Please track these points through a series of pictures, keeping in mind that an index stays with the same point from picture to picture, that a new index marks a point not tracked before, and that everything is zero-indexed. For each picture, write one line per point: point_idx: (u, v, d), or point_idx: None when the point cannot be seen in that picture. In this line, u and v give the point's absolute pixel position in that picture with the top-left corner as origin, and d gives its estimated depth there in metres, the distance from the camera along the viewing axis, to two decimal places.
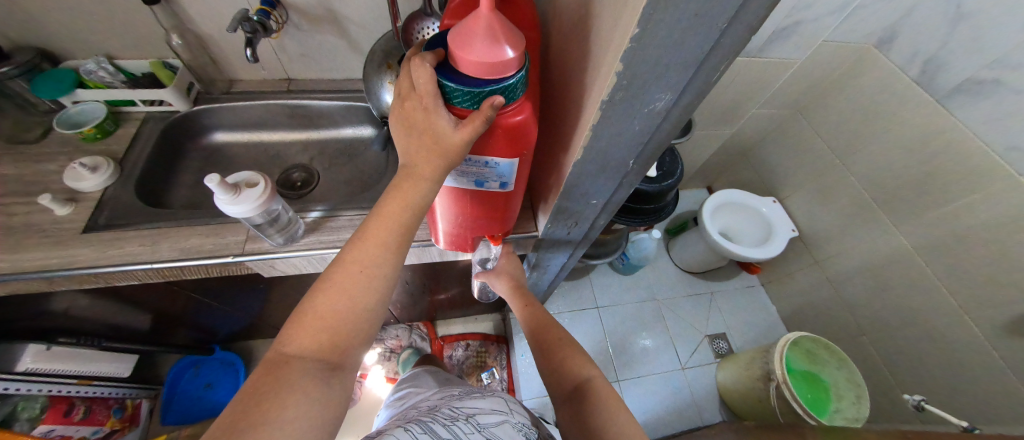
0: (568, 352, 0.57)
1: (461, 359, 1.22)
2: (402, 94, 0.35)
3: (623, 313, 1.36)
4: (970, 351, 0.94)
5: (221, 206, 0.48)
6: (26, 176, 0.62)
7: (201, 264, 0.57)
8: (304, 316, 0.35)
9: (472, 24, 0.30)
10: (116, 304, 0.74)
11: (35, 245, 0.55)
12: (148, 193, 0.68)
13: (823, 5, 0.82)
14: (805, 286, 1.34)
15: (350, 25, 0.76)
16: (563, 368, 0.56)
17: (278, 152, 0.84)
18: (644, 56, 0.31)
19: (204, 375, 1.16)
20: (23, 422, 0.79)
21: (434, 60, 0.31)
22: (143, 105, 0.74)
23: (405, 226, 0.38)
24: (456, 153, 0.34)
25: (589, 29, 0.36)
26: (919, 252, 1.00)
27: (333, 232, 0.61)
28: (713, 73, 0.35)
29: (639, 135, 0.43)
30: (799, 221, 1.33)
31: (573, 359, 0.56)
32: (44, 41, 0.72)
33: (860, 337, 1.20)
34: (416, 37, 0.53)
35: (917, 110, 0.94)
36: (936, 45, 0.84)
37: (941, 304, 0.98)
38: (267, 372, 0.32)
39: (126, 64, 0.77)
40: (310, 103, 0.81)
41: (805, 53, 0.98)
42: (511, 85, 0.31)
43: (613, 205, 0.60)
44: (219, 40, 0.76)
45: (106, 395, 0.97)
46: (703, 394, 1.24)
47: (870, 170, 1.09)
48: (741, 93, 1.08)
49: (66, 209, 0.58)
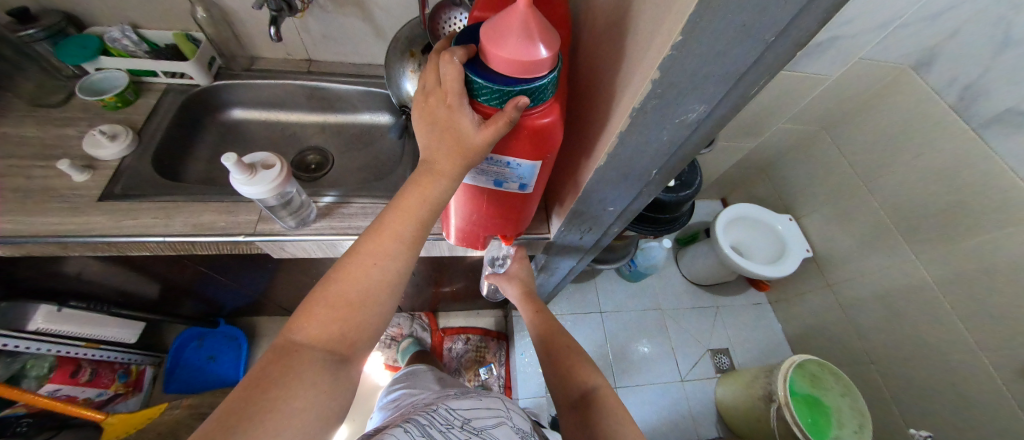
0: (573, 361, 0.56)
1: (460, 352, 1.23)
2: (426, 88, 0.33)
3: (626, 320, 1.35)
4: (980, 389, 0.91)
5: (236, 185, 0.48)
6: (47, 139, 0.63)
7: (212, 241, 0.57)
8: (314, 304, 0.35)
9: (507, 20, 0.29)
10: (127, 272, 0.75)
11: (52, 209, 0.56)
12: (165, 165, 0.69)
13: (864, 21, 0.79)
14: (815, 308, 1.31)
15: (374, 9, 0.74)
16: (568, 376, 0.55)
17: (294, 132, 0.84)
18: (683, 65, 0.30)
19: (207, 347, 1.18)
20: (30, 380, 0.82)
21: (464, 55, 0.30)
22: (165, 77, 0.74)
23: (421, 221, 0.37)
24: (478, 154, 0.33)
25: (625, 32, 0.35)
26: (939, 285, 0.97)
27: (345, 219, 0.60)
28: (753, 87, 0.33)
29: (666, 145, 0.42)
30: (814, 241, 1.30)
31: (579, 368, 0.55)
32: (70, 6, 0.72)
33: (867, 365, 1.17)
34: (443, 28, 0.52)
35: (951, 137, 0.91)
36: (978, 71, 0.81)
37: (956, 339, 0.95)
38: (276, 358, 0.32)
39: (150, 34, 0.77)
40: (329, 85, 0.80)
41: (839, 70, 0.94)
42: (541, 86, 0.30)
43: (629, 213, 0.58)
44: (243, 17, 0.75)
45: (112, 359, 0.99)
46: (700, 408, 1.23)
47: (895, 196, 1.05)
48: (768, 107, 1.05)
49: (84, 175, 0.59)
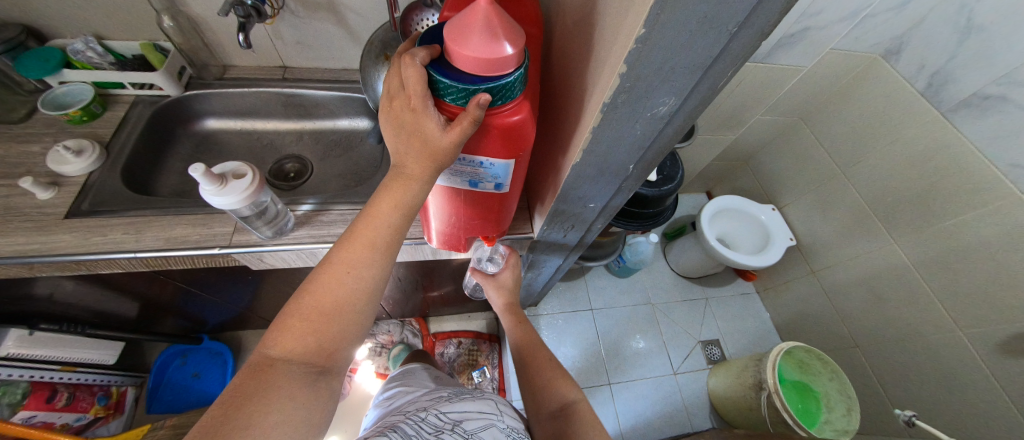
0: (554, 375, 0.60)
1: (452, 356, 1.22)
2: (390, 92, 0.33)
3: (617, 316, 1.36)
4: (960, 366, 0.94)
5: (206, 196, 0.46)
6: (9, 157, 0.61)
7: (186, 255, 0.55)
8: (289, 317, 0.34)
9: (469, 19, 0.28)
10: (101, 291, 0.72)
11: (15, 228, 0.54)
12: (136, 179, 0.67)
13: (834, 12, 0.80)
14: (801, 296, 1.33)
15: (347, 13, 0.73)
16: (547, 387, 0.58)
17: (272, 140, 0.82)
18: (648, 59, 0.30)
19: (192, 364, 1.15)
20: (2, 408, 0.77)
21: (427, 56, 0.30)
22: (133, 88, 0.72)
23: (395, 226, 0.37)
24: (447, 156, 0.32)
25: (593, 27, 0.34)
26: (917, 267, 1.00)
27: (324, 227, 0.59)
28: (720, 78, 0.33)
29: (640, 139, 0.42)
30: (797, 230, 1.32)
31: (559, 381, 0.59)
32: (29, 18, 0.69)
33: (852, 349, 1.20)
34: (415, 29, 0.51)
35: (921, 122, 0.94)
36: (944, 57, 0.84)
37: (936, 319, 0.97)
38: (251, 375, 0.31)
39: (116, 46, 0.74)
40: (305, 92, 0.79)
41: (812, 61, 0.96)
42: (508, 83, 0.30)
43: (611, 209, 0.59)
44: (212, 25, 0.74)
45: (90, 382, 0.96)
46: (693, 400, 1.24)
47: (871, 182, 1.08)
48: (746, 99, 1.07)
49: (48, 193, 0.57)
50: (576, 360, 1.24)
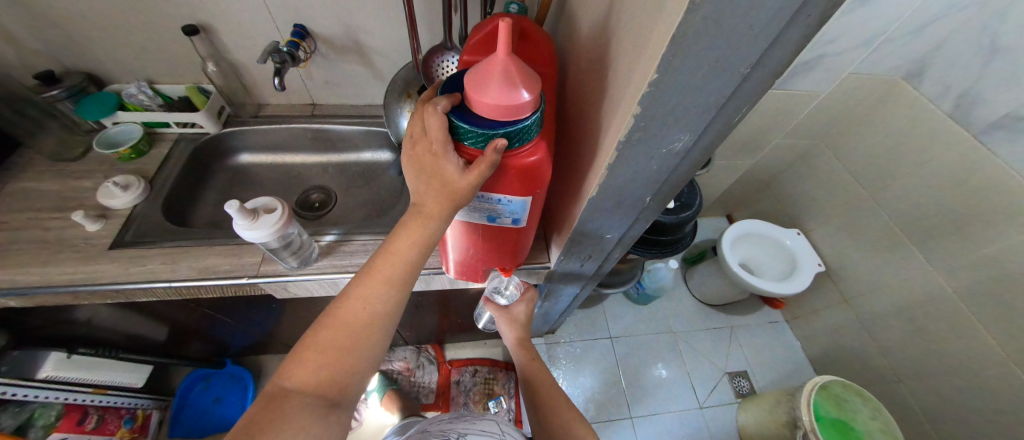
0: (573, 416, 0.57)
1: (468, 385, 1.20)
2: (412, 136, 0.34)
3: (636, 344, 1.31)
4: (1020, 408, 0.86)
5: (239, 230, 0.49)
6: (65, 192, 0.66)
7: (217, 284, 0.58)
8: (305, 349, 0.35)
9: (488, 69, 0.30)
10: (137, 317, 0.76)
11: (65, 259, 0.57)
12: (174, 211, 0.71)
13: (849, 40, 0.81)
14: (834, 325, 1.26)
15: (373, 55, 0.78)
16: (565, 432, 0.55)
17: (299, 172, 0.87)
18: (662, 100, 0.30)
19: (213, 388, 1.16)
20: (37, 429, 0.80)
21: (448, 104, 0.32)
22: (177, 127, 0.77)
23: (412, 262, 0.38)
24: (464, 196, 0.33)
25: (607, 69, 0.36)
26: (960, 297, 0.93)
27: (346, 257, 0.61)
28: (735, 115, 0.34)
29: (657, 173, 0.42)
30: (826, 256, 1.27)
31: (579, 425, 0.56)
32: (92, 67, 0.77)
33: (895, 385, 1.11)
34: (436, 71, 0.54)
35: (952, 145, 0.90)
36: (969, 80, 0.82)
37: (987, 354, 0.90)
38: (265, 405, 0.32)
39: (165, 88, 0.81)
40: (332, 127, 0.84)
41: (829, 87, 0.96)
42: (525, 127, 0.31)
43: (628, 239, 0.58)
44: (250, 68, 0.80)
45: (119, 405, 0.98)
46: (722, 437, 1.16)
47: (902, 206, 1.04)
48: (763, 124, 1.06)
49: (96, 225, 0.61)
50: (594, 391, 1.20)
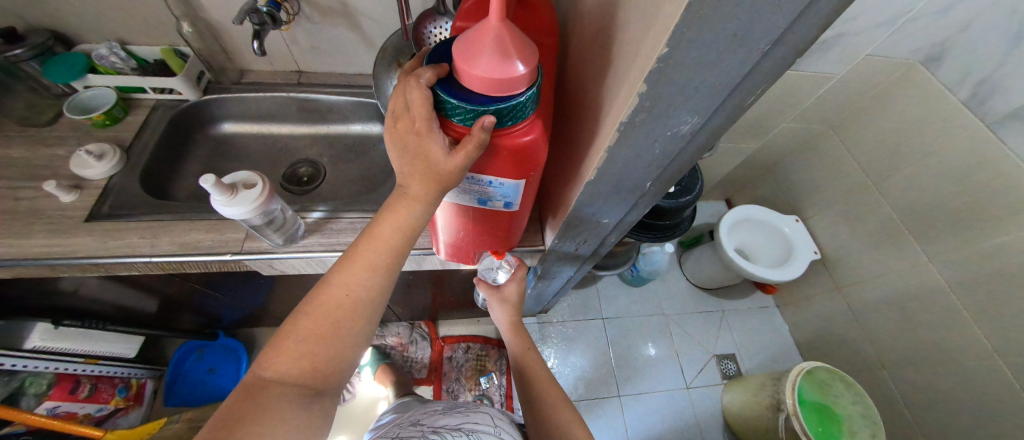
0: (567, 415, 0.57)
1: (461, 361, 1.22)
2: (395, 113, 0.32)
3: (628, 325, 1.33)
4: (1000, 396, 0.88)
5: (217, 206, 0.46)
6: (36, 160, 0.62)
7: (200, 261, 0.56)
8: (285, 337, 0.33)
9: (479, 37, 0.27)
10: (123, 289, 0.74)
11: (39, 231, 0.55)
12: (154, 183, 0.68)
13: (872, 17, 0.76)
14: (824, 312, 1.27)
15: (362, 18, 0.73)
16: (559, 431, 0.56)
17: (286, 145, 0.83)
18: (671, 78, 0.28)
19: (207, 359, 1.17)
20: (29, 398, 0.81)
21: (434, 76, 0.29)
22: (153, 93, 0.73)
23: (397, 247, 0.36)
24: (451, 179, 0.31)
25: (612, 42, 0.33)
26: (953, 289, 0.94)
27: (334, 235, 0.59)
28: (748, 97, 0.31)
29: (660, 158, 0.40)
30: (822, 243, 1.26)
31: (572, 422, 0.56)
32: (57, 24, 0.71)
33: (878, 371, 1.14)
34: (427, 39, 0.50)
35: (964, 135, 0.88)
36: (992, 65, 0.78)
37: (973, 345, 0.92)
38: (242, 396, 0.30)
39: (139, 50, 0.76)
40: (319, 97, 0.79)
41: (844, 68, 0.91)
42: (519, 103, 0.28)
43: (626, 224, 0.56)
44: (230, 30, 0.75)
45: (112, 374, 0.98)
46: (706, 416, 1.20)
47: (905, 196, 1.02)
48: (772, 107, 1.02)
49: (71, 196, 0.58)
50: (585, 371, 1.22)
